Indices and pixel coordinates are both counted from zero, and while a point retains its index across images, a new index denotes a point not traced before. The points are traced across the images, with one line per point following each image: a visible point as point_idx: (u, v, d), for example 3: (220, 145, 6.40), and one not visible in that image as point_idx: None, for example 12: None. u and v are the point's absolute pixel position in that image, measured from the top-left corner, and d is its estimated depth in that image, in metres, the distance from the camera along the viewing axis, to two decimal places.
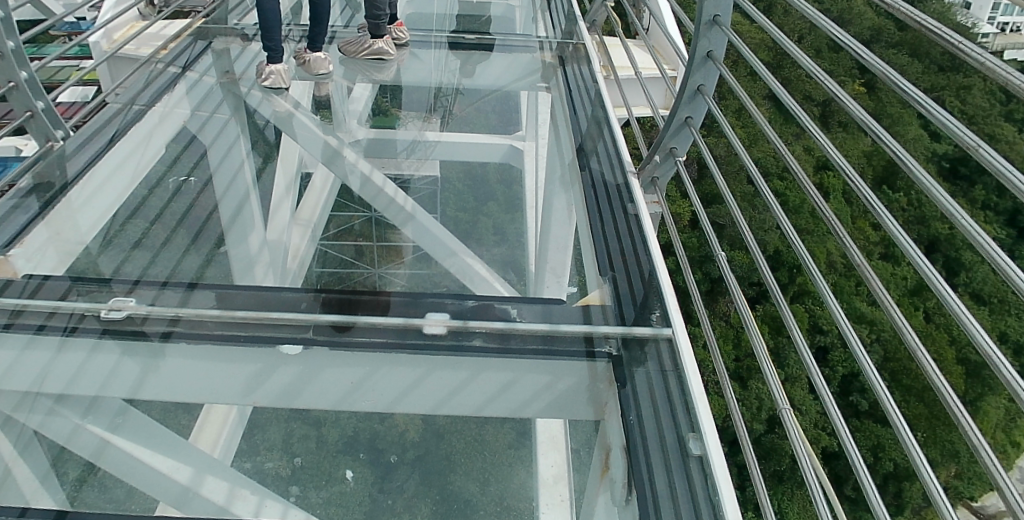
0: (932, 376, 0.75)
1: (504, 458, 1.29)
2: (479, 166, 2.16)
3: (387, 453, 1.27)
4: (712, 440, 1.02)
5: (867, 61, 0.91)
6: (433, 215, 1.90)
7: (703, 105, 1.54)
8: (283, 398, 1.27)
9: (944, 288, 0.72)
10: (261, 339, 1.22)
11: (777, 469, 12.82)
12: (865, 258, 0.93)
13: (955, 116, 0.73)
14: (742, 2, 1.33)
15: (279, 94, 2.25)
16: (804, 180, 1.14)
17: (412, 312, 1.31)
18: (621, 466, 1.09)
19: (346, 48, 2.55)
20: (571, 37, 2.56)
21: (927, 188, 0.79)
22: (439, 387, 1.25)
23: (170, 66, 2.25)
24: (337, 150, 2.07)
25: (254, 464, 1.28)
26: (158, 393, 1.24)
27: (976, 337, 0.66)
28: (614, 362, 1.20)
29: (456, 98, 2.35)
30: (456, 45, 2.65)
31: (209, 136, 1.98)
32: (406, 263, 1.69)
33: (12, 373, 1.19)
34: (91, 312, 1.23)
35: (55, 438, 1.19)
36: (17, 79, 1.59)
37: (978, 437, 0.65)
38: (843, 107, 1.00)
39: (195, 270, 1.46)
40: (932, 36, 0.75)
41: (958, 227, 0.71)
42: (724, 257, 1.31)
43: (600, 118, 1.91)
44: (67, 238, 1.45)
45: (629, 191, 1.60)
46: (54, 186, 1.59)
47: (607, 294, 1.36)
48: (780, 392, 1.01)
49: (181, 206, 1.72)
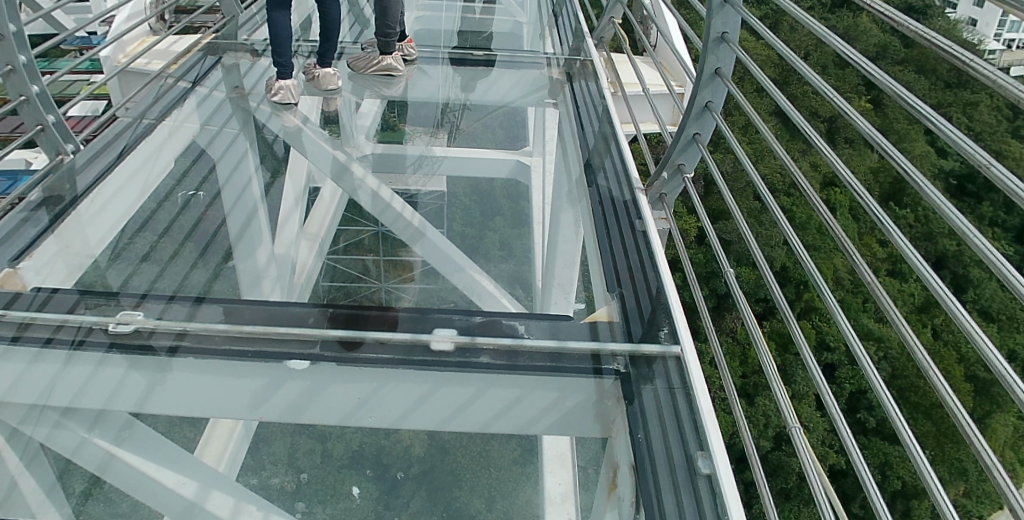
0: (943, 393, 0.73)
1: (513, 474, 1.26)
2: (486, 182, 2.12)
3: (393, 468, 1.25)
4: (721, 459, 1.01)
5: (873, 77, 0.90)
6: (440, 230, 1.90)
7: (711, 121, 1.55)
8: (289, 413, 1.26)
9: (955, 305, 0.71)
10: (268, 354, 1.22)
11: (786, 487, 12.73)
12: (875, 276, 0.91)
13: (964, 133, 0.72)
14: (749, 18, 1.32)
15: (288, 109, 2.26)
16: (811, 195, 1.13)
17: (420, 328, 1.30)
18: (628, 485, 1.08)
19: (358, 64, 2.58)
20: (579, 54, 2.57)
21: (936, 203, 0.78)
22: (446, 405, 1.25)
23: (180, 81, 2.27)
24: (345, 165, 2.11)
25: (260, 479, 1.27)
26: (166, 407, 1.24)
27: (988, 354, 0.65)
28: (621, 379, 1.20)
29: (463, 114, 2.37)
30: (464, 61, 2.67)
31: (218, 150, 2.00)
32: (415, 279, 1.68)
33: (18, 388, 1.20)
34: (99, 325, 1.24)
35: (62, 452, 1.18)
36: (29, 93, 1.67)
37: (991, 457, 0.64)
38: (852, 123, 0.99)
39: (202, 284, 1.46)
40: (942, 53, 0.74)
41: (968, 242, 0.70)
42: (733, 273, 1.29)
43: (607, 135, 1.93)
44: (75, 251, 1.46)
45: (636, 207, 1.60)
46: (64, 198, 1.60)
47: (614, 310, 1.35)
48: (789, 410, 1.00)
49: (189, 220, 1.73)
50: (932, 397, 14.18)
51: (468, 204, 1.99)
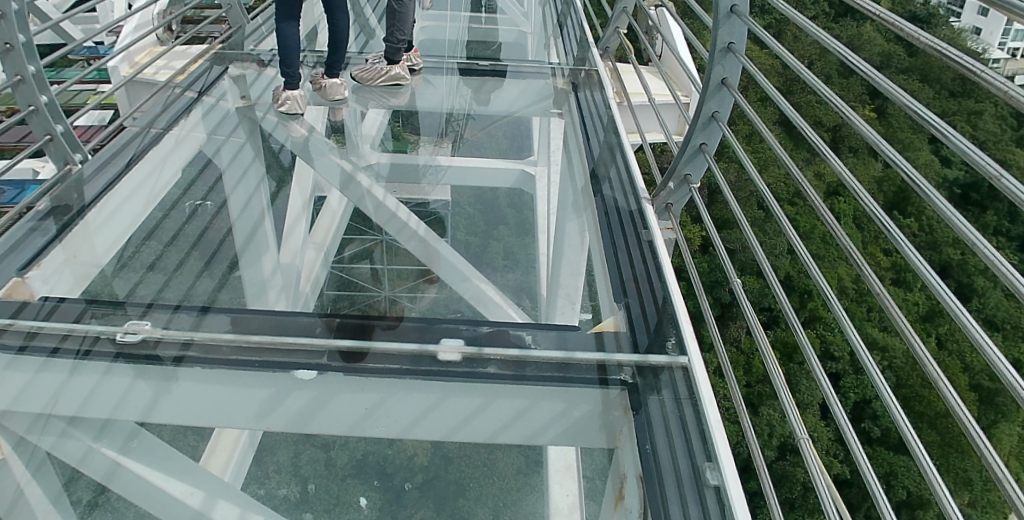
0: (953, 405, 0.73)
1: (515, 484, 1.27)
2: (490, 192, 2.12)
3: (398, 478, 1.26)
4: (729, 470, 1.01)
5: (879, 85, 0.89)
6: (444, 238, 1.91)
7: (718, 131, 1.54)
8: (296, 423, 1.25)
9: (966, 317, 0.70)
10: (275, 364, 1.22)
11: (790, 497, 12.62)
12: (883, 285, 0.91)
13: (972, 142, 0.71)
14: (755, 27, 1.31)
15: (294, 119, 2.27)
16: (817, 203, 1.12)
17: (426, 337, 1.30)
18: (635, 496, 1.07)
19: (363, 75, 2.55)
20: (584, 64, 2.58)
21: (945, 214, 0.77)
22: (452, 415, 1.24)
23: (187, 91, 2.28)
24: (352, 175, 2.09)
25: (267, 490, 1.29)
26: (172, 416, 1.24)
27: (999, 367, 0.64)
28: (628, 389, 1.19)
29: (467, 124, 2.36)
30: (470, 72, 2.67)
31: (224, 159, 2.01)
32: (439, 280, 1.73)
33: (25, 397, 1.20)
34: (106, 334, 1.23)
35: (68, 460, 1.20)
36: (38, 103, 1.69)
37: (1002, 471, 0.63)
38: (858, 133, 0.99)
39: (207, 293, 1.46)
40: (952, 64, 0.73)
41: (978, 253, 0.70)
42: (740, 283, 1.28)
43: (613, 144, 1.93)
44: (83, 261, 1.47)
45: (643, 217, 1.60)
46: (71, 209, 1.61)
47: (621, 320, 1.35)
48: (797, 419, 1.00)
49: (195, 229, 1.73)
50: (938, 406, 14.10)
51: (472, 213, 2.01)
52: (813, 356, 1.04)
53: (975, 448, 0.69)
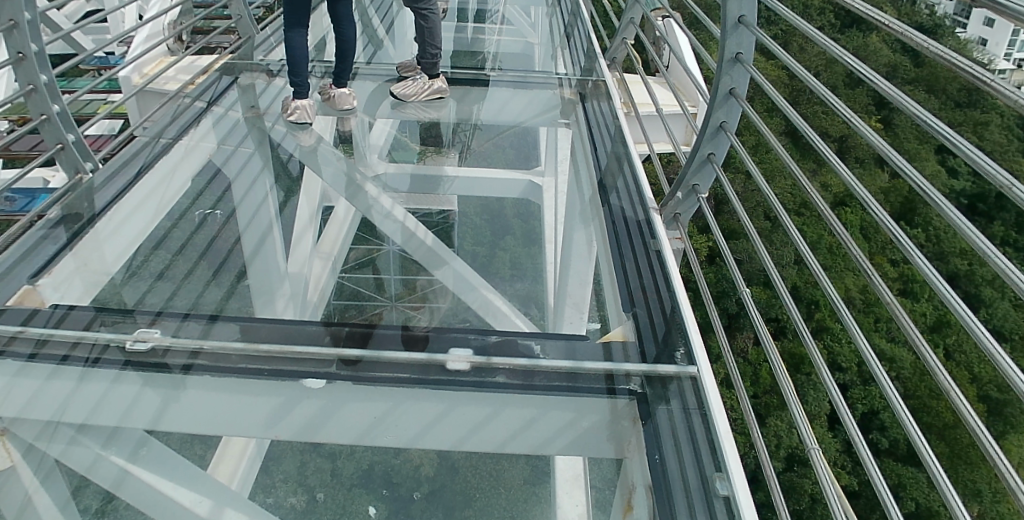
0: (966, 413, 0.72)
1: (523, 495, 1.26)
2: (496, 202, 2.16)
3: (406, 489, 1.26)
4: (739, 480, 1.00)
5: (887, 94, 0.89)
6: (453, 249, 1.93)
7: (725, 142, 1.55)
8: (305, 432, 1.25)
9: (977, 326, 0.70)
10: (284, 373, 1.22)
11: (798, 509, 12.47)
12: (893, 294, 0.91)
13: (980, 152, 0.71)
14: (763, 38, 1.30)
15: (303, 128, 2.28)
16: (825, 212, 1.12)
17: (435, 348, 1.30)
18: (645, 507, 1.06)
19: (402, 92, 2.50)
20: (592, 74, 2.57)
21: (955, 223, 0.77)
22: (461, 424, 1.24)
23: (197, 101, 2.28)
24: (360, 186, 2.11)
25: (276, 499, 1.26)
26: (180, 425, 1.24)
27: (1012, 377, 0.63)
28: (637, 399, 1.19)
29: (474, 134, 2.38)
30: (476, 83, 2.68)
31: (233, 169, 2.02)
32: (450, 294, 1.72)
33: (36, 405, 1.21)
34: (115, 343, 1.23)
35: (75, 468, 1.20)
36: (50, 112, 1.70)
37: (1016, 480, 0.63)
38: (866, 142, 0.98)
39: (216, 302, 1.47)
40: (962, 72, 0.72)
41: (989, 260, 0.69)
42: (748, 293, 1.27)
43: (621, 155, 1.92)
44: (93, 270, 1.48)
45: (651, 228, 1.59)
46: (81, 216, 1.62)
47: (629, 329, 1.35)
48: (807, 428, 0.99)
49: (203, 238, 1.74)
50: (947, 417, 13.97)
51: (480, 224, 2.02)
52: (822, 366, 1.03)
53: (987, 459, 0.68)
